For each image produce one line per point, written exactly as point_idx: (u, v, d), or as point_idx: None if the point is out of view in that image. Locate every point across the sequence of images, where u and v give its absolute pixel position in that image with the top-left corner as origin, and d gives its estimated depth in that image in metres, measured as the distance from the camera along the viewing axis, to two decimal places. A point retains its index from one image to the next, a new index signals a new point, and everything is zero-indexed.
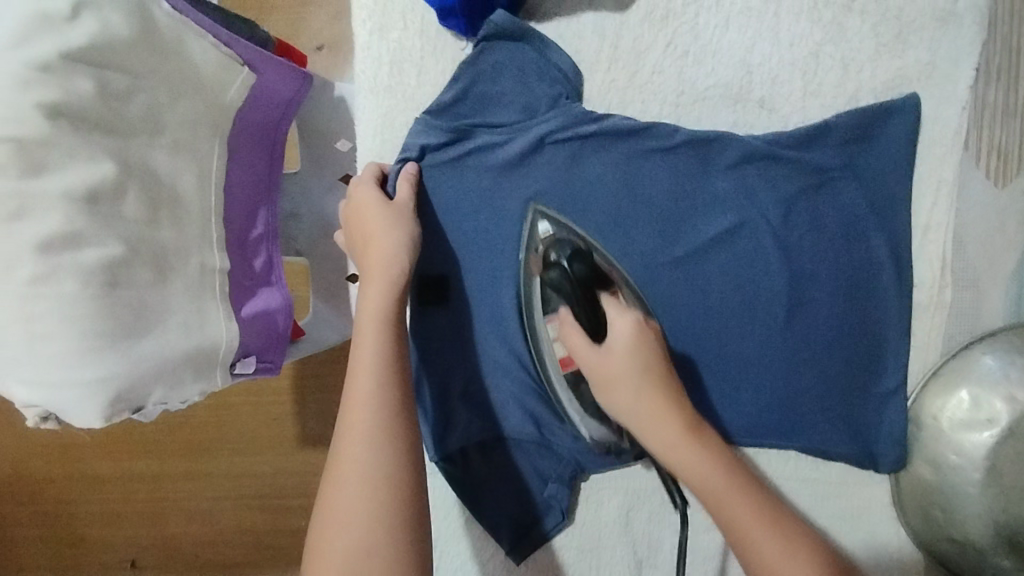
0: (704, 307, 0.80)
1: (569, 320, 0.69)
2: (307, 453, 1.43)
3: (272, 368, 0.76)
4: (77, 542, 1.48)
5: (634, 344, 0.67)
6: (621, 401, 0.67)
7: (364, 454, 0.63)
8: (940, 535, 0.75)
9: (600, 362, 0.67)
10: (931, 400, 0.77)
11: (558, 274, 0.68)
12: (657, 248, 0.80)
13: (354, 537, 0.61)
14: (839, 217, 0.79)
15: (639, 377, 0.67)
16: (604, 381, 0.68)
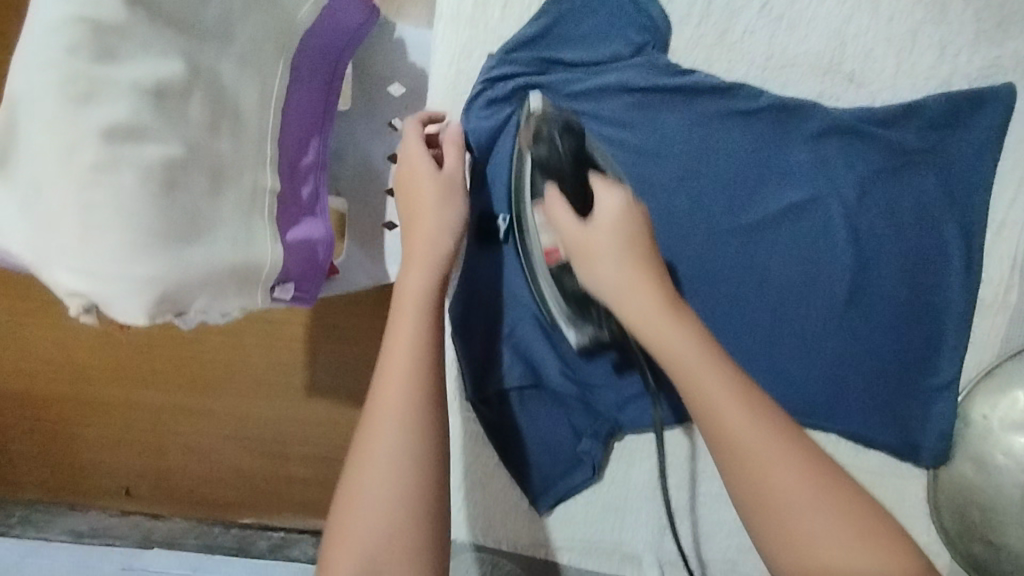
0: (763, 280, 0.78)
1: (557, 198, 0.66)
2: (314, 403, 1.42)
3: (305, 299, 0.74)
4: (73, 465, 1.48)
5: (621, 217, 0.63)
6: (609, 270, 0.62)
7: (395, 445, 0.60)
8: (975, 535, 0.73)
9: (579, 232, 0.64)
10: (983, 399, 0.75)
11: (547, 145, 0.70)
12: (727, 213, 0.78)
13: (377, 524, 0.58)
14: (915, 203, 0.77)
15: (619, 254, 0.62)
16: (581, 256, 0.64)
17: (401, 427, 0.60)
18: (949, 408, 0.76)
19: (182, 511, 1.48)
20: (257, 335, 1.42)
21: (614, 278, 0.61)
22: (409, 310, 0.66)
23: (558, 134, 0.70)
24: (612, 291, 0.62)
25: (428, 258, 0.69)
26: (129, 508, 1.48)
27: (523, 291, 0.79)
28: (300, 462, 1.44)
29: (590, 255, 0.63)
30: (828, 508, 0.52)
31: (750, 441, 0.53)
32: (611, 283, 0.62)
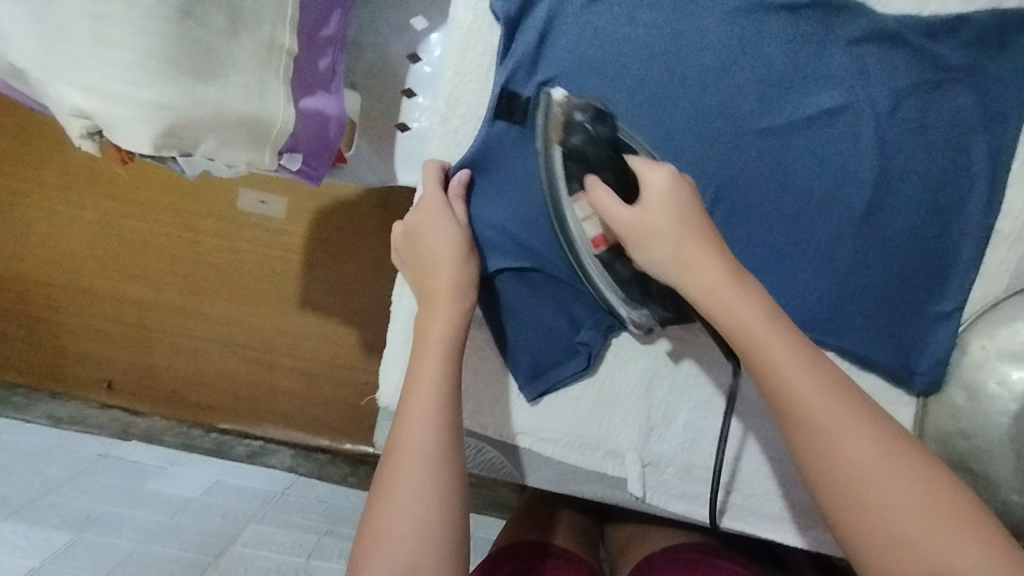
0: (747, 204, 0.56)
1: (602, 187, 0.54)
2: (305, 317, 1.41)
3: (312, 176, 0.73)
4: (56, 352, 1.47)
5: (674, 193, 0.52)
6: (667, 253, 0.52)
7: (432, 464, 0.52)
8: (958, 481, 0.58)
9: (635, 216, 0.52)
10: (1000, 324, 0.55)
11: (583, 135, 0.55)
12: (726, 117, 0.55)
13: (413, 544, 0.49)
14: (949, 127, 0.55)
15: (677, 228, 0.52)
16: (636, 239, 0.53)
17: (428, 416, 0.53)
18: (948, 340, 0.57)
19: (161, 411, 1.47)
20: (255, 243, 1.40)
21: (672, 264, 0.52)
22: (441, 306, 0.57)
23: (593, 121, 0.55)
24: (673, 268, 0.53)
25: (451, 300, 0.57)
26: (108, 402, 1.47)
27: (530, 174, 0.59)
28: (287, 374, 1.44)
29: (648, 237, 0.52)
30: (907, 486, 0.46)
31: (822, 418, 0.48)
32: (669, 262, 0.53)
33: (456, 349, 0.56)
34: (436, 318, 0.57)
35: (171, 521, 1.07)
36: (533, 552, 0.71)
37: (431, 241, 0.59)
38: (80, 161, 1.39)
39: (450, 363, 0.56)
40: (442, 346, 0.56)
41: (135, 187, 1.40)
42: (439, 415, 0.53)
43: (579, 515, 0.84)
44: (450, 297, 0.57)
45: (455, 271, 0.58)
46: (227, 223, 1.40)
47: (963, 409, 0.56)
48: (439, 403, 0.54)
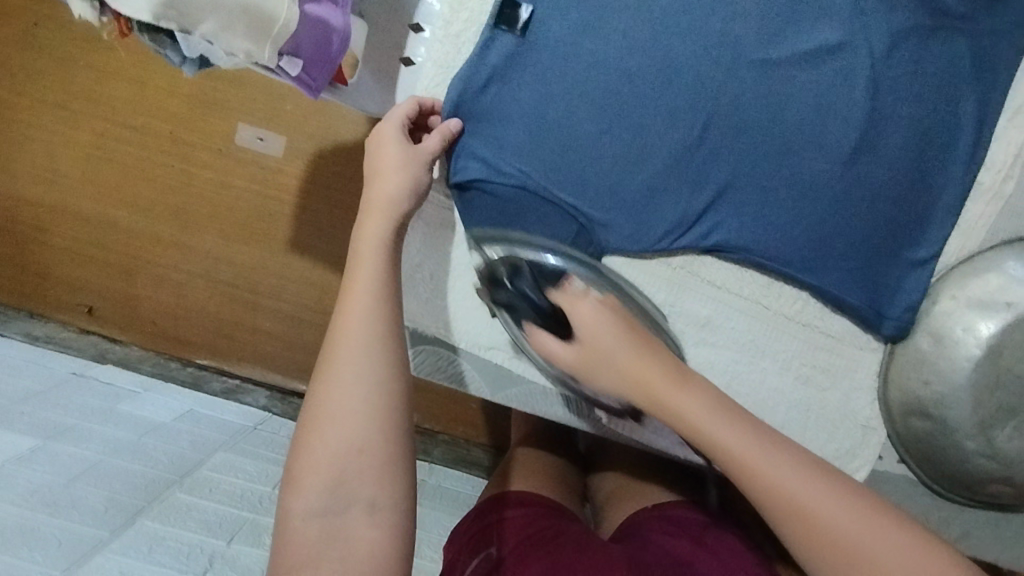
0: (730, 133, 0.57)
1: (541, 332, 0.55)
2: (292, 260, 1.41)
3: (311, 87, 0.72)
4: (40, 272, 1.46)
5: (605, 322, 0.53)
6: (610, 381, 0.54)
7: (365, 360, 0.54)
8: (917, 437, 0.58)
9: (572, 356, 0.54)
10: (965, 275, 0.57)
11: (506, 294, 0.55)
12: (723, 43, 0.56)
13: (352, 436, 0.52)
14: (939, 74, 0.55)
15: (626, 350, 0.53)
16: (590, 372, 0.54)
17: (362, 309, 0.55)
18: (920, 286, 0.58)
19: (140, 340, 1.47)
20: (250, 181, 1.39)
21: (619, 384, 0.53)
22: (374, 212, 0.59)
23: (510, 279, 0.54)
24: (624, 390, 0.53)
25: (388, 205, 0.59)
26: (87, 327, 1.46)
27: (531, 92, 0.58)
28: (269, 316, 1.44)
29: (591, 369, 0.54)
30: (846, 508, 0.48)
31: (780, 478, 0.48)
32: (622, 385, 0.53)
33: (392, 245, 0.59)
34: (370, 221, 0.59)
35: (139, 440, 1.06)
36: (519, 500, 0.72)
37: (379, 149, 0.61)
38: (80, 82, 1.38)
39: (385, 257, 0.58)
40: (377, 247, 0.58)
41: (134, 113, 1.39)
42: (373, 307, 0.55)
43: (566, 467, 0.85)
44: (386, 201, 0.59)
45: (390, 179, 0.60)
46: (223, 157, 1.39)
47: (928, 356, 0.57)
48: (371, 306, 0.55)
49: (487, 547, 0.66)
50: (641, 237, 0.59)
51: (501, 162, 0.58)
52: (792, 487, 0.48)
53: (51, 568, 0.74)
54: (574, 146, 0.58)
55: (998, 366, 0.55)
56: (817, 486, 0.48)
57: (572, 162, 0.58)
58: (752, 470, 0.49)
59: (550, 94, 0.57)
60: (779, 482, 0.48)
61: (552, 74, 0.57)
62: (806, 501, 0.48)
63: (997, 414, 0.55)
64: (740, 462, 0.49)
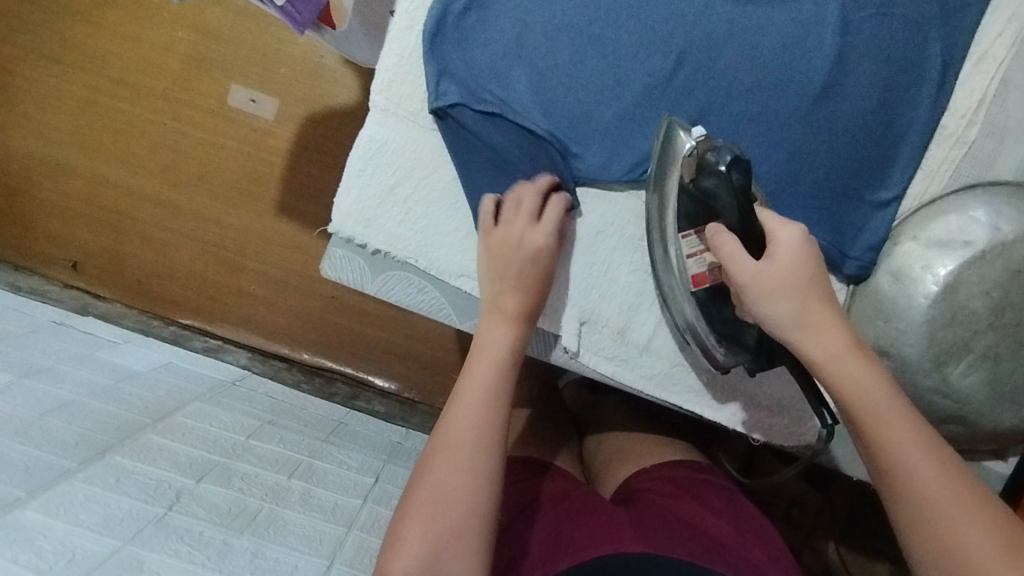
0: (703, 65, 0.58)
1: (727, 238, 0.55)
2: (280, 222, 1.41)
3: (296, 20, 0.73)
4: (26, 225, 1.46)
5: (801, 259, 0.54)
6: (784, 312, 0.53)
7: (472, 460, 0.54)
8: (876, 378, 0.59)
9: (760, 271, 0.54)
10: (925, 216, 0.58)
11: (716, 180, 0.54)
12: None
13: (450, 525, 0.51)
14: (908, 14, 0.57)
15: (804, 295, 0.54)
16: (769, 293, 0.54)
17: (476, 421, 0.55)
18: (884, 226, 0.59)
19: (125, 298, 1.46)
20: (241, 141, 1.40)
21: (794, 318, 0.53)
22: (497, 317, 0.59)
23: (731, 168, 0.53)
24: (795, 324, 0.54)
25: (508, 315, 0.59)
26: (71, 282, 1.46)
27: (508, 21, 0.59)
28: (255, 279, 1.44)
29: (773, 293, 0.53)
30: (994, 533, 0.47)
31: (930, 487, 0.48)
32: (793, 320, 0.54)
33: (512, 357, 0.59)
34: (490, 327, 0.59)
35: (116, 386, 1.06)
36: (523, 465, 0.72)
37: (516, 255, 0.59)
38: (77, 36, 1.39)
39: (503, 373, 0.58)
40: (495, 354, 0.58)
41: (128, 69, 1.39)
42: (487, 417, 0.56)
43: (554, 424, 0.84)
44: (512, 310, 0.59)
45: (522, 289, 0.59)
46: (215, 117, 1.40)
47: (888, 295, 0.58)
48: (485, 410, 0.56)
49: (493, 512, 0.67)
50: (610, 166, 0.59)
51: (477, 86, 0.59)
52: (940, 506, 0.48)
53: (18, 488, 0.74)
54: (548, 74, 0.59)
55: (955, 302, 0.56)
56: (954, 489, 0.48)
57: (547, 89, 0.59)
58: (894, 450, 0.50)
59: (528, 23, 0.59)
60: (915, 476, 0.49)
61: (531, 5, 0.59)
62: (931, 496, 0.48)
63: (951, 350, 0.56)
64: (884, 421, 0.51)
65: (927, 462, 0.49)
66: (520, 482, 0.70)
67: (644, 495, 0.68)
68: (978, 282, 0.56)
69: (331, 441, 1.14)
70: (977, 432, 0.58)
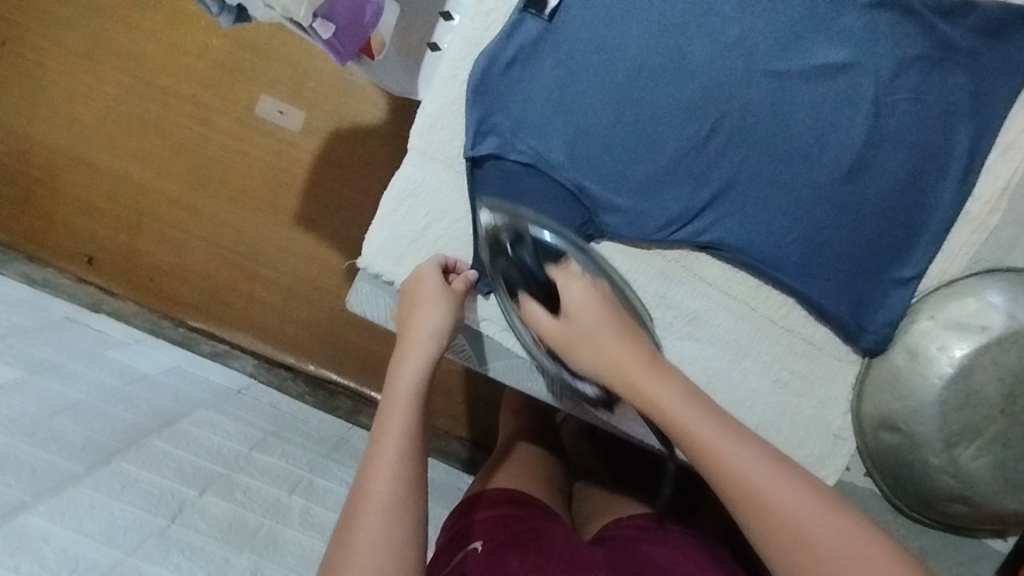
0: (737, 135, 0.59)
1: (532, 303, 0.61)
2: (297, 233, 1.43)
3: (340, 53, 0.74)
4: (45, 218, 1.48)
5: (592, 302, 0.59)
6: (589, 356, 0.58)
7: (387, 501, 0.51)
8: (885, 450, 0.60)
9: (556, 328, 0.60)
10: (942, 297, 0.59)
11: (505, 260, 0.60)
12: (740, 50, 0.59)
13: None
14: (941, 102, 0.58)
15: (604, 335, 0.58)
16: (568, 346, 0.59)
17: (389, 460, 0.53)
18: (902, 305, 0.60)
19: (135, 296, 1.47)
20: (265, 151, 1.42)
21: (596, 361, 0.58)
22: (415, 348, 0.59)
23: (512, 245, 0.60)
24: (598, 369, 0.58)
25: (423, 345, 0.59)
26: (84, 276, 1.47)
27: (551, 79, 0.60)
28: (267, 286, 1.45)
29: (573, 343, 0.59)
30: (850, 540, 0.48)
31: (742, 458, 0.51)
32: (597, 363, 0.58)
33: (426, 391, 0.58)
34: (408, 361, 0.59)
35: (123, 388, 1.07)
36: (508, 498, 0.71)
37: (415, 298, 0.61)
38: (112, 36, 1.41)
39: (417, 406, 0.57)
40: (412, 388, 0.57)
41: (161, 73, 1.41)
42: (402, 452, 0.54)
43: (548, 462, 0.83)
44: (428, 337, 0.59)
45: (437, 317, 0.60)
46: (241, 125, 1.41)
47: (903, 371, 0.59)
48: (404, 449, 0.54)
49: (470, 543, 0.65)
50: (638, 225, 0.61)
51: (517, 140, 0.61)
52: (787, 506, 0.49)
53: (24, 493, 0.74)
54: (585, 133, 0.60)
55: (968, 386, 0.57)
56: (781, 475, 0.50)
57: (584, 145, 0.60)
58: (717, 452, 0.51)
59: (571, 81, 0.60)
60: (742, 475, 0.50)
61: (576, 64, 0.60)
62: (769, 495, 0.50)
63: (962, 432, 0.57)
64: (706, 442, 0.52)
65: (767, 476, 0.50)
66: (501, 515, 0.68)
67: (630, 546, 0.66)
68: (992, 369, 0.57)
69: (332, 457, 1.15)
70: (980, 514, 0.59)
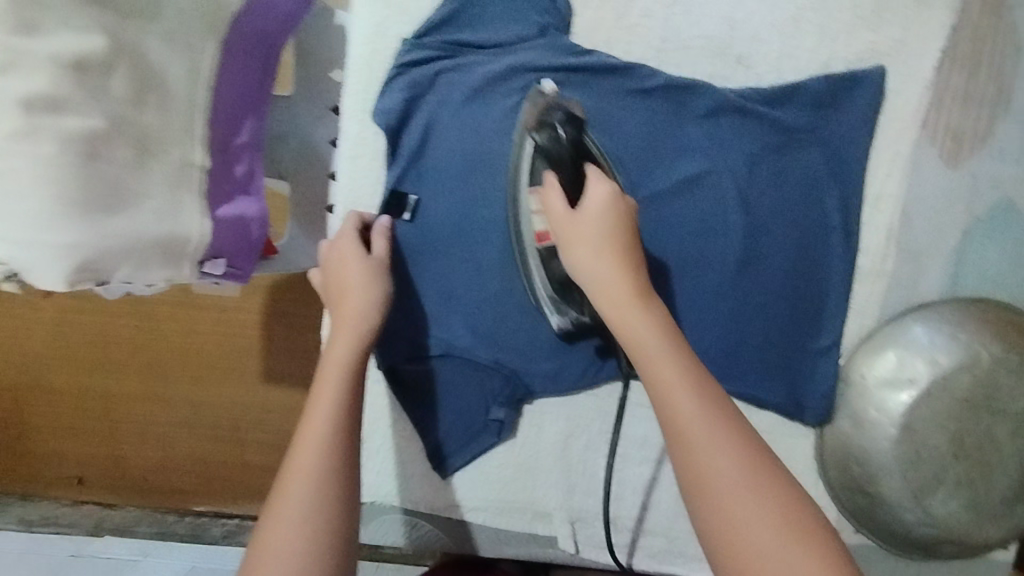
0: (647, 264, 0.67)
1: (553, 182, 0.61)
2: (269, 392, 1.40)
3: (239, 276, 0.76)
4: (25, 453, 1.47)
5: (609, 210, 0.58)
6: (585, 261, 0.58)
7: (314, 475, 0.54)
8: (873, 517, 0.66)
9: (570, 215, 0.59)
10: (861, 359, 0.66)
11: (548, 136, 0.63)
12: (614, 192, 0.67)
13: (291, 547, 0.51)
14: (801, 178, 0.67)
15: (602, 238, 0.58)
16: (566, 241, 0.59)
17: (320, 431, 0.56)
18: (831, 372, 0.66)
19: (135, 499, 1.47)
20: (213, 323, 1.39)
21: (597, 280, 0.57)
22: (346, 323, 0.62)
23: (564, 121, 0.63)
24: (589, 282, 0.57)
25: (353, 327, 0.62)
26: (80, 498, 1.47)
27: (459, 270, 0.71)
28: (256, 450, 1.42)
29: (575, 241, 0.58)
30: (783, 537, 0.46)
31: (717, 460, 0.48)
32: (593, 283, 0.57)
33: (356, 368, 0.60)
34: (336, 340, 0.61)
35: None
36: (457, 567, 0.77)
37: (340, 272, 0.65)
38: None
39: (348, 381, 0.59)
40: (341, 370, 0.59)
41: None
42: (331, 430, 0.56)
43: None
44: (356, 317, 0.62)
45: (363, 298, 0.63)
46: (183, 305, 1.39)
47: (852, 437, 0.65)
48: (329, 432, 0.56)
49: None
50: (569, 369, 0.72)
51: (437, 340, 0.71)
52: (749, 526, 0.46)
53: None
54: (496, 305, 0.71)
55: (915, 438, 0.64)
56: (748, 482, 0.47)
57: (480, 327, 0.71)
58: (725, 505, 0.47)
59: (481, 266, 0.71)
60: (721, 486, 0.48)
61: (485, 251, 0.71)
62: (733, 509, 0.47)
63: (926, 484, 0.64)
64: (719, 498, 0.47)
65: (749, 483, 0.48)
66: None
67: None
68: (930, 416, 0.64)
69: None
70: (973, 547, 0.65)
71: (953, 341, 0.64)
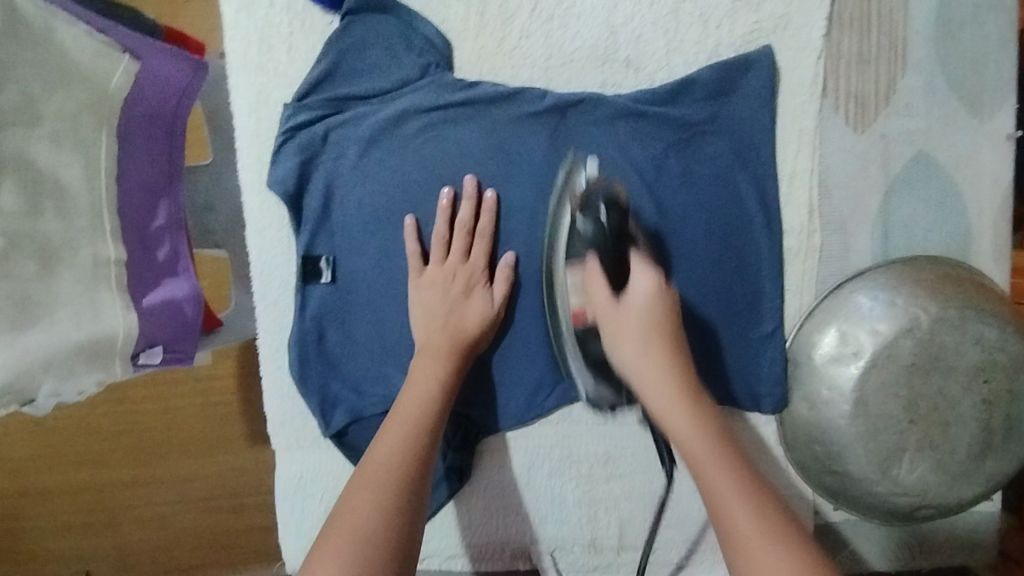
0: None
1: (597, 273, 0.63)
2: None
3: (183, 358, 0.74)
4: None
5: (653, 300, 0.62)
6: (632, 357, 0.60)
7: (390, 479, 0.53)
8: (845, 492, 0.68)
9: (623, 310, 0.61)
10: (807, 339, 0.69)
11: (593, 222, 0.63)
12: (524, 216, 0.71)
13: (349, 543, 0.48)
14: (711, 169, 0.70)
15: (641, 336, 0.61)
16: (615, 337, 0.62)
17: (400, 443, 0.56)
18: (780, 356, 0.70)
19: None
20: None
21: (635, 364, 0.60)
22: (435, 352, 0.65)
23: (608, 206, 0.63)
24: (632, 373, 0.61)
25: (442, 357, 0.65)
26: None
27: (389, 321, 0.72)
28: None
29: (620, 334, 0.61)
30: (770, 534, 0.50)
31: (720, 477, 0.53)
32: (634, 365, 0.60)
33: (437, 401, 0.62)
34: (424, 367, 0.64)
35: None
36: None
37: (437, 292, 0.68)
38: None
39: (432, 410, 0.61)
40: (426, 395, 0.61)
41: None
42: (409, 443, 0.57)
43: None
44: (450, 349, 0.66)
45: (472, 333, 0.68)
46: None
47: (809, 417, 0.68)
48: (410, 444, 0.57)
49: None
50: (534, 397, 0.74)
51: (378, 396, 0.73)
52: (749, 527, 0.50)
53: None
54: None
55: (870, 412, 0.65)
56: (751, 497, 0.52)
57: None
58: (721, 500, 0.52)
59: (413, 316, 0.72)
60: (726, 490, 0.52)
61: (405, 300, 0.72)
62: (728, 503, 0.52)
63: (889, 456, 0.65)
64: (718, 495, 0.52)
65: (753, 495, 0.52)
66: None
67: None
68: (883, 388, 0.65)
69: None
70: (948, 506, 0.67)
71: (892, 307, 0.66)
